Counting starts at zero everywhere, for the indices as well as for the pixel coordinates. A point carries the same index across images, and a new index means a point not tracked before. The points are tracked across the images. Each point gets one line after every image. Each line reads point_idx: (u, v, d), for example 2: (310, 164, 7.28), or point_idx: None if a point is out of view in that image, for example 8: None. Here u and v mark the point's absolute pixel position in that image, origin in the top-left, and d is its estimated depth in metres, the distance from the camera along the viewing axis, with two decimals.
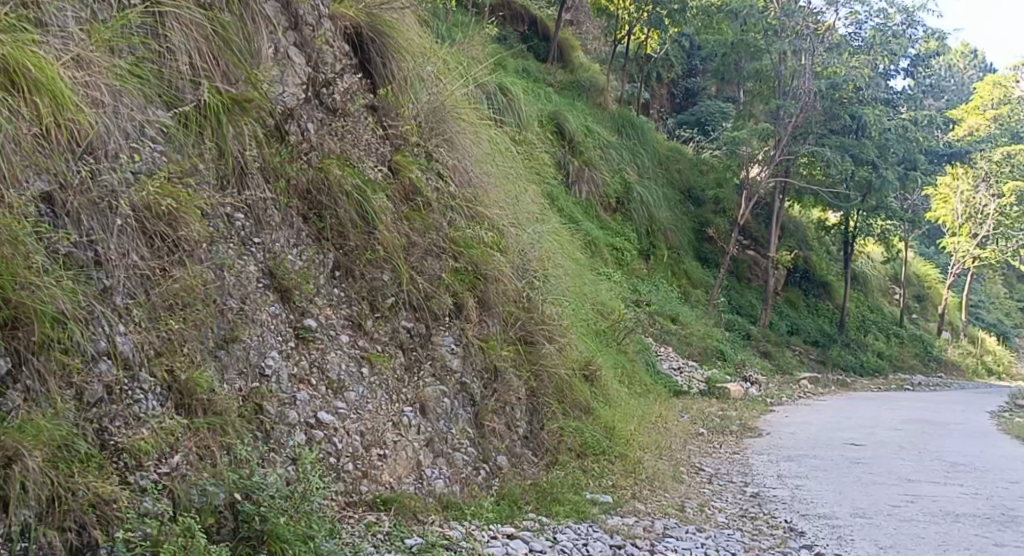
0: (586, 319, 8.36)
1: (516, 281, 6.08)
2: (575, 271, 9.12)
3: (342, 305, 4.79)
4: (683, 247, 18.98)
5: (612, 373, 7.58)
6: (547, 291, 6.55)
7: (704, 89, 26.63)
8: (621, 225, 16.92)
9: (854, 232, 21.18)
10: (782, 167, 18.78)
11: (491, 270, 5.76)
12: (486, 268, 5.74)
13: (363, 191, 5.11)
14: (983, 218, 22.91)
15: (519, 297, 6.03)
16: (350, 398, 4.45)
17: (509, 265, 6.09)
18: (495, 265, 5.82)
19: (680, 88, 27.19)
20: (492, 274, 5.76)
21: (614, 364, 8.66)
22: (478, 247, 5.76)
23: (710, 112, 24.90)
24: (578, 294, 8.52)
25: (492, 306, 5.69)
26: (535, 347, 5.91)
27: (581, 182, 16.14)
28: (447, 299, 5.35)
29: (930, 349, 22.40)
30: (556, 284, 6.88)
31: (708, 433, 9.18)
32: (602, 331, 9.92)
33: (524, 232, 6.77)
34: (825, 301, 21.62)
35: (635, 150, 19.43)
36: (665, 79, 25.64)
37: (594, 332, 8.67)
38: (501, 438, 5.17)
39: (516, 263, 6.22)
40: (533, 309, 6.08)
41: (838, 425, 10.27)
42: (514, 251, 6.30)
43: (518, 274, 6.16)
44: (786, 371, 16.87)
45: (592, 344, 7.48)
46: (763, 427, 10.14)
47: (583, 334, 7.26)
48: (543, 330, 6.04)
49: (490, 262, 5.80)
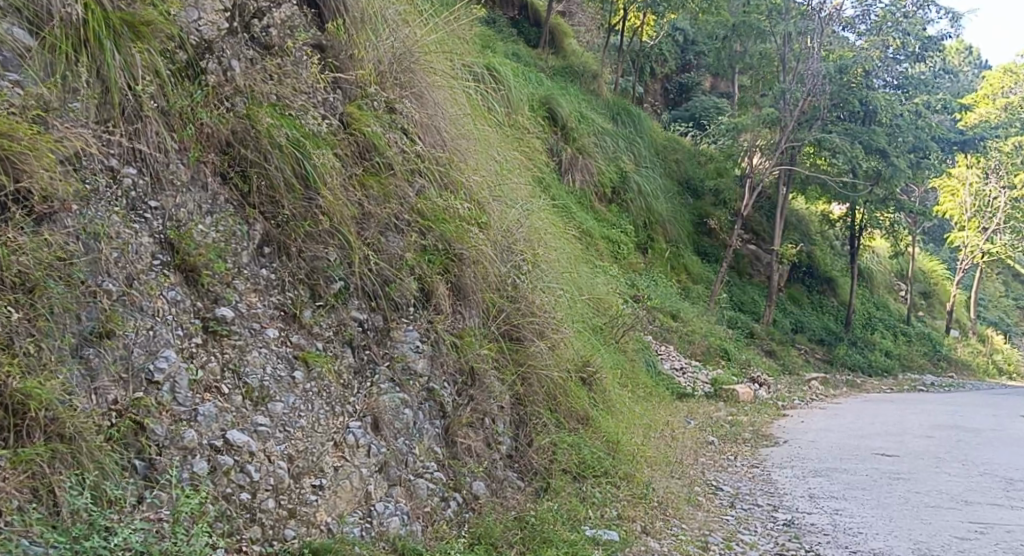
0: (583, 316, 7.30)
1: (500, 263, 5.05)
2: (568, 260, 8.08)
3: (272, 290, 3.71)
4: (682, 240, 17.96)
5: (613, 376, 6.54)
6: (536, 278, 5.48)
7: (699, 83, 25.54)
8: (617, 216, 15.86)
9: (861, 226, 20.19)
10: (787, 157, 17.80)
11: (470, 248, 4.72)
12: (464, 246, 4.69)
13: (303, 145, 4.02)
14: (993, 211, 21.95)
15: (505, 283, 4.99)
16: (275, 411, 3.38)
17: (493, 246, 5.05)
18: (475, 243, 4.78)
19: (674, 84, 26.09)
20: (471, 254, 4.71)
21: (614, 366, 7.62)
22: (453, 222, 4.71)
23: (704, 107, 23.73)
24: (573, 287, 7.47)
25: (470, 293, 4.64)
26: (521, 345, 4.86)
27: (575, 170, 15.10)
28: (412, 285, 4.30)
29: (939, 348, 21.43)
30: (547, 271, 5.82)
31: (719, 443, 8.16)
32: (601, 331, 8.90)
33: (512, 210, 5.72)
34: (830, 298, 20.62)
35: (631, 139, 18.35)
36: (660, 74, 24.60)
37: (590, 330, 7.62)
38: (478, 459, 4.12)
39: (500, 244, 5.16)
40: (522, 298, 5.04)
41: (861, 431, 9.23)
42: (498, 230, 5.24)
43: (502, 257, 5.12)
44: (793, 371, 15.85)
45: (590, 343, 6.42)
46: (780, 435, 9.10)
47: (579, 329, 6.20)
48: (535, 324, 4.99)
49: (470, 240, 4.75)
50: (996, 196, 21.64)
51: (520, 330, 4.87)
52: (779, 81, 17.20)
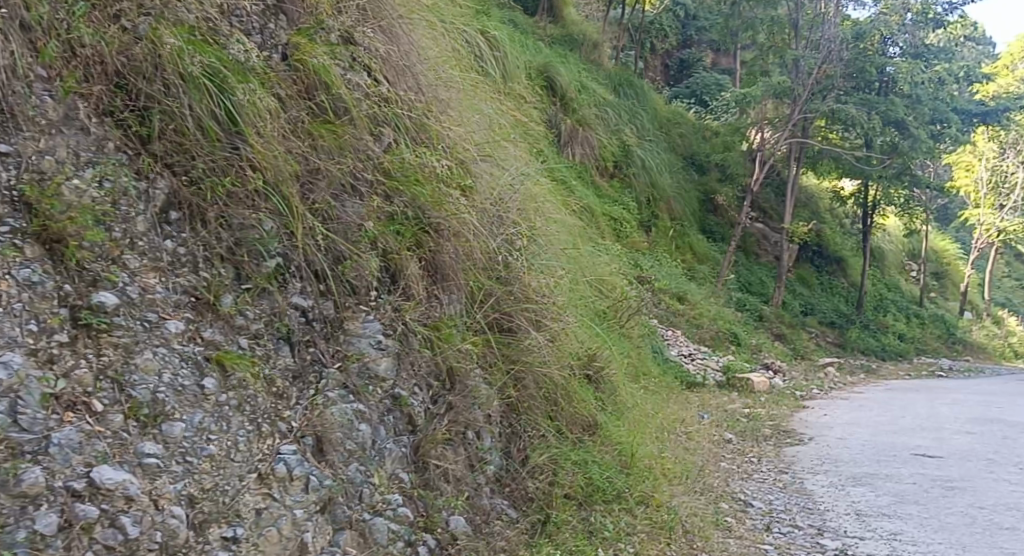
0: (585, 301, 6.37)
1: (490, 237, 4.14)
2: (568, 237, 7.17)
3: (179, 268, 2.79)
4: (687, 218, 17.01)
5: (622, 368, 5.63)
6: (533, 255, 4.55)
7: (702, 60, 24.07)
8: (619, 192, 14.91)
9: (874, 204, 19.25)
10: (799, 129, 16.87)
11: (451, 217, 3.79)
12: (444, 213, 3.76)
13: (226, 77, 3.08)
14: (1010, 187, 21.04)
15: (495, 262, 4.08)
16: (174, 434, 2.45)
17: (480, 219, 4.12)
18: (459, 211, 3.85)
19: (676, 60, 24.64)
20: (453, 224, 3.78)
21: (621, 357, 6.73)
22: (431, 184, 3.78)
23: (706, 84, 22.41)
24: (575, 267, 6.53)
25: (452, 273, 3.72)
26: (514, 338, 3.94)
27: (574, 143, 14.13)
28: (375, 261, 3.38)
29: (953, 331, 20.59)
30: (546, 247, 4.88)
31: (738, 443, 7.28)
32: (606, 319, 8.01)
33: (504, 175, 4.77)
34: (840, 279, 19.70)
35: (634, 112, 17.30)
36: (660, 50, 23.04)
37: (593, 316, 6.69)
38: (457, 487, 3.21)
39: (488, 213, 4.24)
40: (516, 280, 4.12)
41: (891, 427, 8.34)
42: (486, 197, 4.31)
43: (493, 231, 4.20)
44: (805, 356, 14.98)
45: (594, 330, 5.50)
46: (803, 431, 8.20)
47: (583, 316, 5.29)
48: (532, 312, 4.08)
49: (452, 208, 3.82)
50: (1014, 171, 20.71)
51: (513, 320, 3.95)
52: (790, 49, 16.24)
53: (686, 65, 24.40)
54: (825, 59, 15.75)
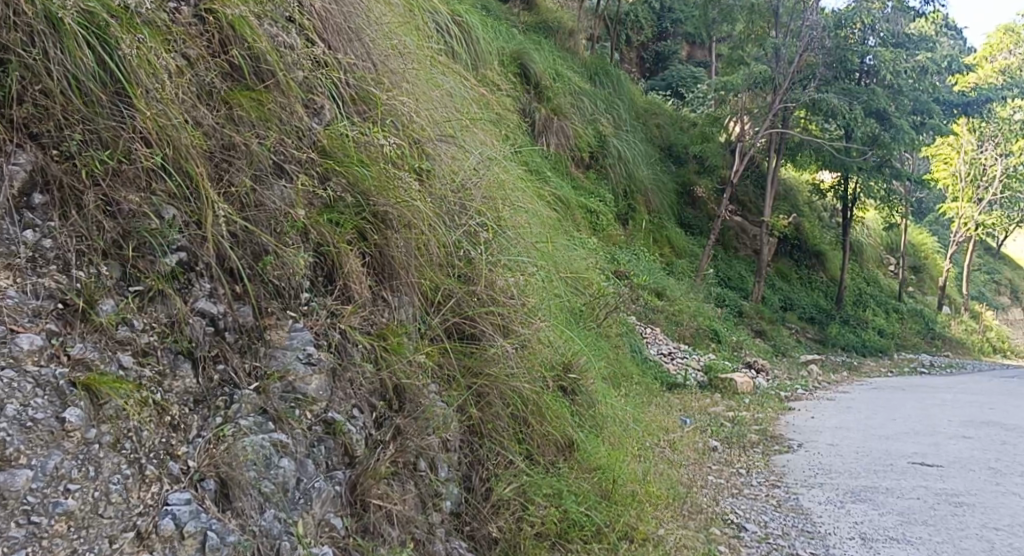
0: (559, 300, 5.81)
1: (449, 229, 3.59)
2: (543, 230, 6.64)
3: (43, 265, 2.21)
4: (665, 210, 16.56)
5: (600, 375, 5.08)
6: (501, 249, 3.99)
7: (678, 52, 23.36)
8: (595, 184, 14.40)
9: (854, 197, 18.93)
10: (779, 120, 16.45)
11: (404, 204, 3.22)
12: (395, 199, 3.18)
13: (112, 30, 2.49)
14: (989, 180, 20.82)
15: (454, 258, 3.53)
16: (18, 485, 1.94)
17: (438, 208, 3.55)
18: (415, 197, 3.29)
19: (651, 52, 23.92)
20: (405, 212, 3.21)
21: (599, 360, 6.23)
22: (378, 164, 3.20)
23: (681, 76, 22.03)
24: (547, 262, 5.96)
25: (403, 270, 3.16)
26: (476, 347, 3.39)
27: (549, 133, 13.59)
28: (307, 256, 2.80)
29: (932, 326, 20.37)
30: (516, 240, 4.33)
31: (722, 451, 6.81)
32: (583, 320, 7.48)
33: (468, 159, 4.21)
34: (819, 273, 19.36)
35: (611, 101, 16.74)
36: (635, 42, 22.36)
37: (567, 317, 6.14)
38: (404, 531, 2.66)
39: (448, 200, 3.68)
40: (479, 279, 3.57)
41: (883, 430, 7.89)
42: (446, 183, 3.74)
43: (453, 222, 3.64)
44: (786, 353, 14.59)
45: (569, 333, 4.94)
46: (791, 436, 7.73)
47: (558, 318, 4.75)
48: (498, 316, 3.55)
49: (405, 193, 3.26)
50: (993, 164, 20.46)
51: (475, 325, 3.42)
52: (769, 38, 15.81)
53: (662, 57, 23.77)
54: (807, 47, 15.33)
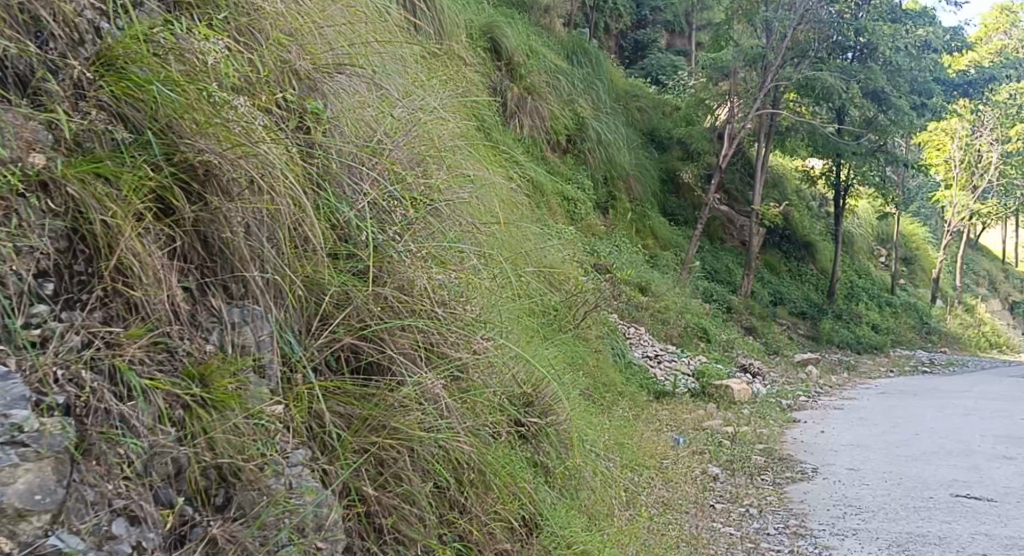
0: (520, 301, 4.54)
1: (348, 204, 2.40)
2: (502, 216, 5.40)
3: None
4: (647, 198, 15.39)
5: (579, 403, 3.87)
6: (437, 230, 2.77)
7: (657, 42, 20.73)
8: (572, 169, 13.21)
9: (847, 185, 17.86)
10: (769, 99, 15.34)
11: (260, 156, 1.98)
12: (240, 144, 1.94)
13: None
14: (985, 167, 19.90)
15: (347, 251, 2.36)
16: None
17: (324, 173, 2.37)
18: (282, 151, 2.08)
19: (629, 41, 21.12)
20: (262, 169, 1.98)
21: (570, 379, 5.07)
22: (215, 86, 1.96)
23: (661, 66, 19.72)
24: (504, 254, 4.70)
25: (253, 264, 1.94)
26: (381, 392, 2.19)
27: (522, 114, 12.34)
28: (37, 242, 1.59)
29: (926, 320, 19.43)
30: (462, 215, 3.12)
31: (726, 481, 5.68)
32: (546, 327, 6.29)
33: (387, 108, 2.99)
34: (810, 266, 18.25)
35: (590, 81, 15.45)
36: (613, 30, 19.83)
37: (527, 326, 4.88)
38: None
39: (347, 151, 2.48)
40: (390, 280, 2.39)
41: (908, 450, 6.77)
42: (345, 130, 2.53)
43: (356, 195, 2.44)
44: (780, 352, 13.50)
45: (531, 350, 3.71)
46: (803, 458, 6.58)
47: (516, 326, 3.54)
48: (414, 337, 2.37)
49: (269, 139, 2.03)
50: (988, 150, 19.56)
51: (382, 353, 2.24)
52: (759, 11, 14.66)
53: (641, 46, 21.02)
54: (800, 20, 14.23)
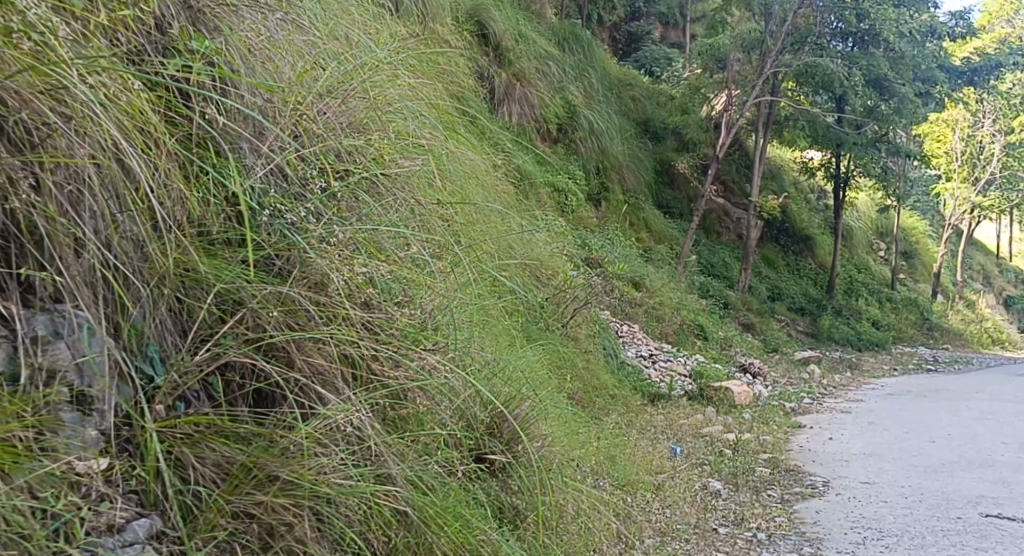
0: (484, 297, 3.90)
1: (239, 173, 1.85)
2: (475, 206, 4.78)
3: None
4: (641, 190, 14.78)
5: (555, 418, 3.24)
6: (375, 211, 2.19)
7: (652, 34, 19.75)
8: (563, 160, 12.60)
9: (847, 176, 17.28)
10: (768, 87, 14.75)
11: (73, 96, 1.52)
12: (44, 75, 1.48)
13: None
14: (987, 159, 19.36)
15: (238, 238, 1.81)
16: None
17: (202, 133, 1.82)
18: (116, 96, 1.61)
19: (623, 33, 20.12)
20: (75, 113, 1.52)
21: (548, 389, 4.48)
22: None
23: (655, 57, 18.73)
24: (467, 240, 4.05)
25: (69, 248, 1.47)
26: (277, 431, 1.62)
27: (511, 102, 11.67)
28: None
29: (927, 316, 18.90)
30: (416, 195, 2.53)
31: (730, 499, 5.09)
32: (521, 328, 5.68)
33: (316, 67, 2.39)
34: (809, 260, 17.67)
35: (583, 69, 14.76)
36: (607, 21, 18.91)
37: (491, 328, 4.23)
38: None
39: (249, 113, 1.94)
40: (299, 274, 1.83)
41: (925, 460, 6.20)
42: (254, 85, 2.01)
43: (254, 161, 1.89)
44: (779, 349, 12.93)
45: (494, 358, 3.10)
46: (811, 470, 6.00)
47: (481, 332, 2.96)
48: (337, 347, 1.80)
49: (92, 75, 1.57)
50: (991, 141, 19.02)
51: (286, 372, 1.68)
52: None
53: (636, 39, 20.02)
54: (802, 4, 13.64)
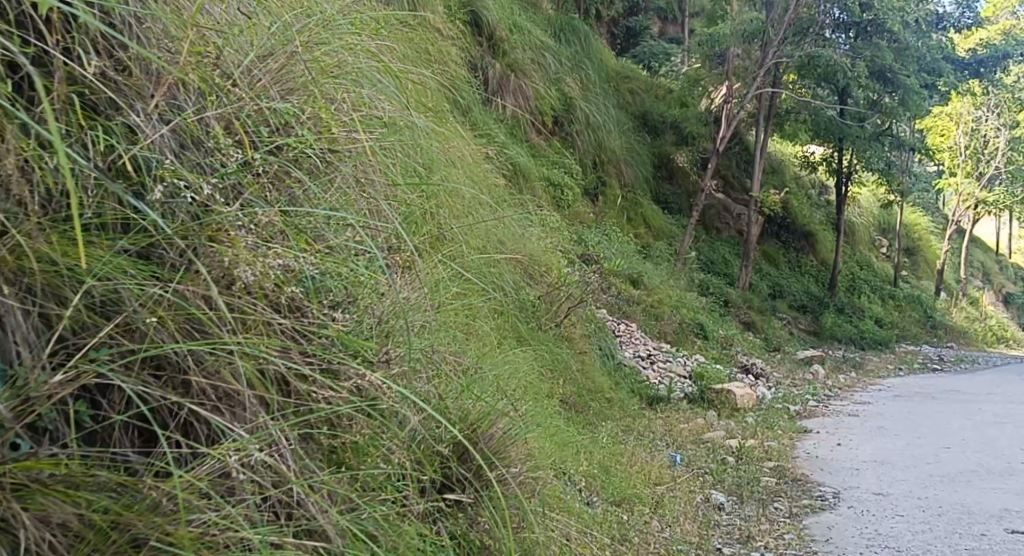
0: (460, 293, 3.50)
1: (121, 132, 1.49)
2: (453, 195, 4.37)
3: None
4: (639, 185, 14.38)
5: (536, 429, 2.86)
6: (316, 195, 1.81)
7: (650, 28, 19.24)
8: (559, 153, 12.18)
9: (849, 172, 16.87)
10: (770, 78, 14.34)
11: None
12: None
13: None
14: (991, 153, 18.98)
15: (120, 221, 1.44)
16: None
17: (72, 82, 1.46)
18: None
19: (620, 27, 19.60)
20: None
21: (532, 400, 4.10)
22: None
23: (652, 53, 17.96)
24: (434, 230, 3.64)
25: None
26: (151, 478, 1.28)
27: (505, 94, 11.22)
28: None
29: (930, 314, 18.54)
30: (370, 174, 2.14)
31: (734, 514, 4.70)
32: (509, 329, 5.29)
33: (254, 32, 2.02)
34: (810, 257, 17.28)
35: (580, 60, 14.30)
36: (604, 16, 18.36)
37: (466, 326, 3.82)
38: None
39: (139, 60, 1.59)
40: (200, 268, 1.45)
41: (940, 469, 5.82)
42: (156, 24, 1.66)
43: (138, 119, 1.52)
44: (781, 348, 12.56)
45: (462, 364, 2.70)
46: (820, 479, 5.62)
47: (445, 332, 2.57)
48: (248, 362, 1.43)
49: None
50: (995, 135, 18.65)
51: (171, 398, 1.32)
52: None
53: (634, 34, 19.49)
54: None
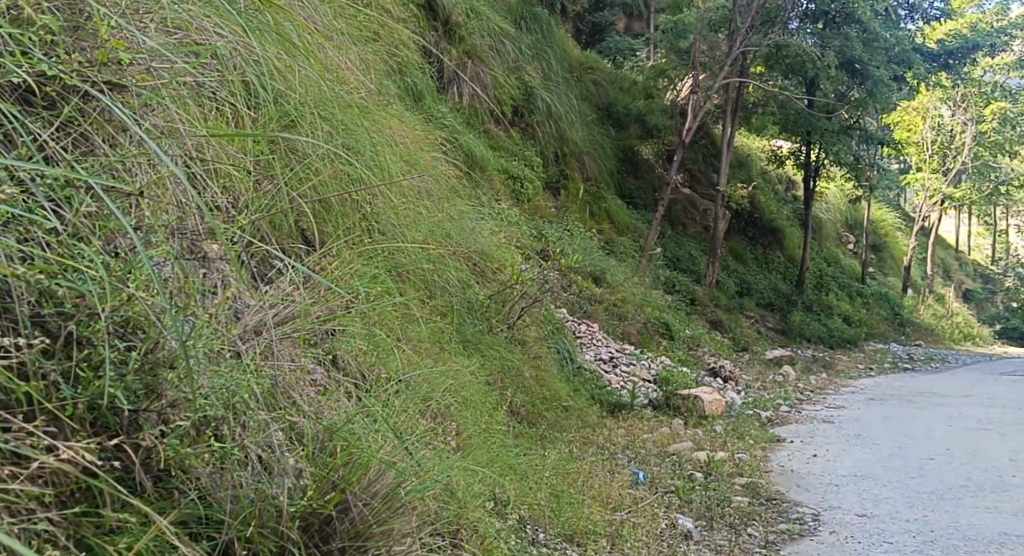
0: (368, 292, 2.85)
1: None
2: (378, 178, 3.66)
3: None
4: (603, 179, 13.80)
5: (443, 467, 2.23)
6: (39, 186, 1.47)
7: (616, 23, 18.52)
8: (518, 145, 11.52)
9: (816, 166, 16.43)
10: (737, 69, 13.82)
11: None
12: None
13: None
14: (957, 149, 18.73)
15: None
16: None
17: None
18: None
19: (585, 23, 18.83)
20: None
21: (460, 420, 3.45)
22: None
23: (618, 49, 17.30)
24: (315, 231, 3.02)
25: None
26: None
27: (462, 81, 10.50)
28: None
29: (897, 311, 18.23)
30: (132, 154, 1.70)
31: (702, 543, 4.09)
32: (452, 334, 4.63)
33: None
34: (778, 254, 16.84)
35: (543, 49, 13.59)
36: (570, 10, 17.61)
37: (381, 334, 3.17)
38: None
39: None
40: None
41: (926, 484, 5.28)
42: None
43: None
44: (749, 348, 12.06)
45: (320, 408, 2.09)
46: (796, 497, 5.05)
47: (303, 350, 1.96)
48: None
49: None
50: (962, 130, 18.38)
51: None
52: None
53: (600, 30, 18.72)
54: None
